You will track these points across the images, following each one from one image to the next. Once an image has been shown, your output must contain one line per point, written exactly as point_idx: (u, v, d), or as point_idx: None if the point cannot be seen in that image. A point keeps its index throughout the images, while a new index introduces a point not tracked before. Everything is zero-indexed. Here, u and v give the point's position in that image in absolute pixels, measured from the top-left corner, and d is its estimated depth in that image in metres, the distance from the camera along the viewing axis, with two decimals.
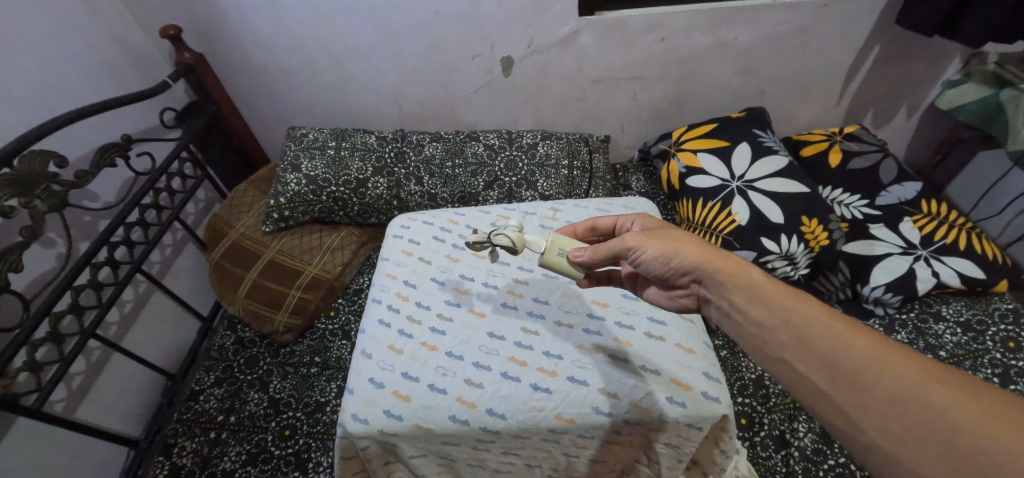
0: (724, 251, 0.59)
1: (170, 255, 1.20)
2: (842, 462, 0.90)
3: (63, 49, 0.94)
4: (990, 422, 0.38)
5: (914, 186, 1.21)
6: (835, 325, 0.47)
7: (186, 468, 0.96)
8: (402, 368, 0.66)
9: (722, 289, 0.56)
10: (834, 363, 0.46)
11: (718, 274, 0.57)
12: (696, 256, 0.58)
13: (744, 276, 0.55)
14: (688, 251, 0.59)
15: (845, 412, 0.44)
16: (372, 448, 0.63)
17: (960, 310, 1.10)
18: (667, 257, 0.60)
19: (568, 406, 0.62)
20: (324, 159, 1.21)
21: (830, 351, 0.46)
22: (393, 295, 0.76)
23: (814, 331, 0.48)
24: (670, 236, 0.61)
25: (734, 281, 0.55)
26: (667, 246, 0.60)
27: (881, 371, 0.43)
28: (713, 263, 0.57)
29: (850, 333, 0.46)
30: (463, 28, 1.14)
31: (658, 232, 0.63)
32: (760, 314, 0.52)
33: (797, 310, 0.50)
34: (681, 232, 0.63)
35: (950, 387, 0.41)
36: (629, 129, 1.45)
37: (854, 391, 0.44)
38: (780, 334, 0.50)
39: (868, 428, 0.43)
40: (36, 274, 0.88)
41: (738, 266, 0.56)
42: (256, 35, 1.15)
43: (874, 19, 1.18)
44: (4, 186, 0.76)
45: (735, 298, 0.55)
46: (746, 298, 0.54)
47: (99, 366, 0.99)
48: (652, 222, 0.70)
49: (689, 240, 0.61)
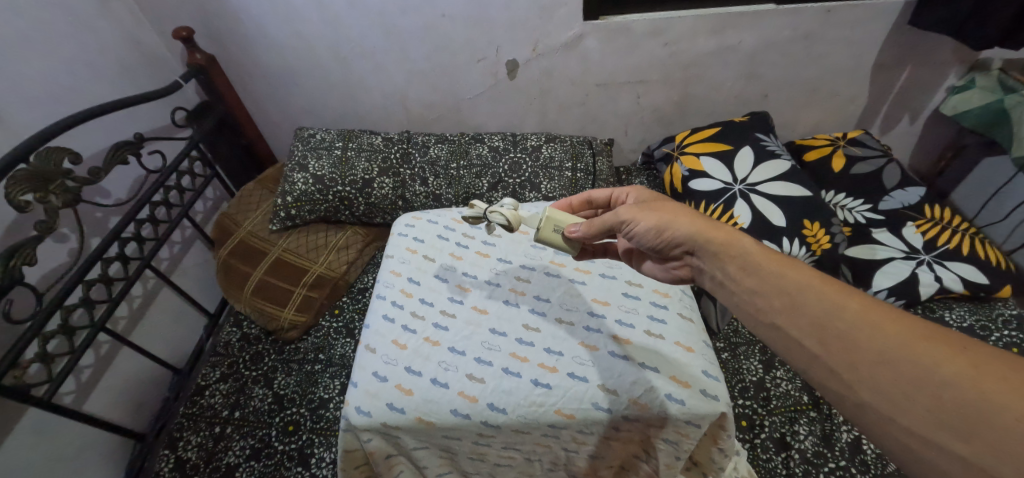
0: (717, 222, 0.60)
1: (179, 252, 1.22)
2: (843, 465, 0.90)
3: (79, 50, 0.97)
4: (977, 376, 0.38)
5: (917, 190, 1.22)
6: (826, 290, 0.48)
7: (191, 461, 0.97)
8: (405, 362, 0.67)
9: (716, 259, 0.58)
10: (826, 326, 0.46)
11: (710, 245, 0.59)
12: (688, 228, 0.60)
13: (737, 245, 0.57)
14: (679, 222, 0.61)
15: (837, 374, 0.45)
16: (375, 442, 0.65)
17: (963, 315, 1.09)
18: (660, 229, 0.62)
19: (568, 401, 0.63)
20: (331, 159, 1.23)
21: (821, 315, 0.47)
22: (397, 291, 0.77)
23: (805, 297, 0.49)
24: (663, 209, 0.64)
25: (727, 252, 0.57)
26: (659, 218, 0.62)
27: (869, 330, 0.44)
28: (705, 235, 0.59)
29: (839, 296, 0.47)
30: (469, 32, 1.16)
31: (651, 205, 0.65)
32: (754, 283, 0.54)
33: (789, 277, 0.51)
34: (675, 205, 0.65)
35: (938, 343, 0.41)
36: (632, 133, 1.46)
37: (844, 352, 0.44)
38: (774, 301, 0.51)
39: (859, 388, 0.43)
40: (49, 268, 0.90)
41: (729, 236, 0.58)
42: (266, 36, 1.17)
43: (878, 25, 1.19)
44: (21, 180, 0.78)
45: (727, 267, 0.57)
46: (739, 267, 0.55)
47: (108, 359, 1.00)
48: (647, 195, 0.72)
49: (681, 212, 0.63)
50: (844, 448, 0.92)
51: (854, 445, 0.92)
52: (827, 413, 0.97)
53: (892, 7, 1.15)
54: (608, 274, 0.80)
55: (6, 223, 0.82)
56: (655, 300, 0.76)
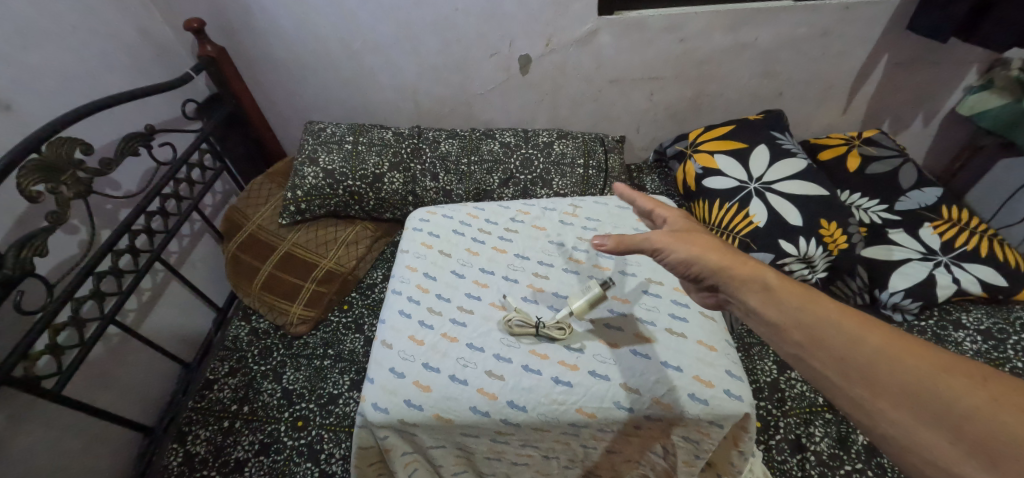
0: (742, 256, 0.60)
1: (188, 245, 1.21)
2: (859, 468, 0.89)
3: (91, 39, 0.96)
4: (998, 408, 0.39)
5: (935, 191, 1.20)
6: (846, 323, 0.49)
7: (201, 456, 0.96)
8: (423, 359, 0.66)
9: (737, 293, 0.57)
10: (846, 360, 0.47)
11: (732, 280, 0.58)
12: (716, 263, 0.59)
13: (760, 278, 0.56)
14: (708, 255, 0.60)
15: (860, 405, 0.46)
16: (391, 438, 0.64)
17: (980, 318, 1.08)
18: (688, 262, 0.61)
19: (589, 400, 0.62)
20: (341, 153, 1.22)
21: (841, 349, 0.48)
22: (413, 287, 0.76)
23: (825, 329, 0.49)
24: (695, 241, 0.62)
25: (749, 286, 0.56)
26: (690, 251, 0.61)
27: (890, 363, 0.45)
28: (731, 270, 0.58)
29: (860, 329, 0.48)
30: (482, 25, 1.14)
31: (686, 234, 0.63)
32: (773, 314, 0.53)
33: (809, 309, 0.51)
34: (709, 237, 0.63)
35: (960, 376, 0.42)
36: (644, 130, 1.45)
37: (867, 386, 0.45)
38: (793, 334, 0.51)
39: (884, 421, 0.44)
40: (59, 260, 0.89)
41: (753, 273, 0.57)
42: (278, 28, 1.16)
43: (897, 22, 1.17)
44: (30, 171, 0.77)
45: (749, 300, 0.56)
46: (760, 299, 0.55)
47: (117, 352, 1.00)
48: (683, 220, 0.68)
49: (711, 245, 0.62)
50: (860, 450, 0.91)
51: (870, 448, 0.91)
52: (843, 415, 0.96)
53: (913, 5, 1.14)
54: (627, 271, 0.79)
55: (16, 215, 0.81)
56: (676, 298, 0.74)
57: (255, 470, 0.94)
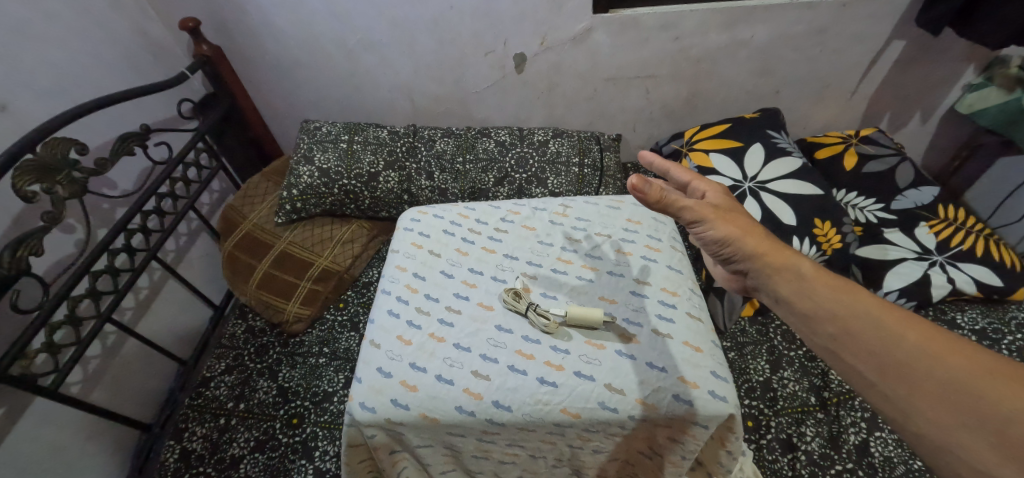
0: (778, 244, 0.63)
1: (185, 243, 1.22)
2: (849, 468, 0.89)
3: (87, 40, 0.97)
4: None
5: (932, 190, 1.19)
6: (883, 318, 0.51)
7: (196, 452, 0.98)
8: (410, 358, 0.67)
9: (769, 280, 0.61)
10: (881, 354, 0.49)
11: (766, 268, 0.62)
12: (751, 247, 0.63)
13: (794, 269, 0.60)
14: (746, 238, 0.63)
15: (893, 400, 0.47)
16: (379, 437, 0.65)
17: (975, 318, 1.08)
18: (725, 241, 0.64)
19: (574, 400, 0.63)
20: (337, 152, 1.23)
21: (876, 344, 0.50)
22: (402, 287, 0.77)
23: (858, 322, 0.52)
24: (733, 221, 0.65)
25: (781, 274, 0.60)
26: (730, 231, 0.64)
27: (930, 361, 0.47)
28: (765, 256, 0.62)
29: (898, 325, 0.50)
30: (476, 24, 1.14)
31: (726, 213, 0.66)
32: (805, 305, 0.56)
33: (842, 301, 0.54)
34: (747, 219, 0.66)
35: (1003, 380, 0.43)
36: (640, 128, 1.44)
37: (902, 381, 0.47)
38: (827, 327, 0.54)
39: (918, 419, 0.46)
40: (56, 259, 0.90)
41: (786, 262, 0.61)
42: (274, 27, 1.17)
43: (895, 19, 1.16)
44: (27, 171, 0.78)
45: (780, 289, 0.60)
46: (791, 289, 0.58)
47: (114, 350, 1.01)
48: (722, 196, 0.69)
49: (749, 228, 0.65)
50: (850, 450, 0.91)
51: (861, 448, 0.91)
52: (835, 415, 0.95)
53: (912, 2, 1.13)
54: (615, 271, 0.79)
55: (13, 214, 0.82)
56: (663, 299, 0.74)
57: (251, 466, 0.96)
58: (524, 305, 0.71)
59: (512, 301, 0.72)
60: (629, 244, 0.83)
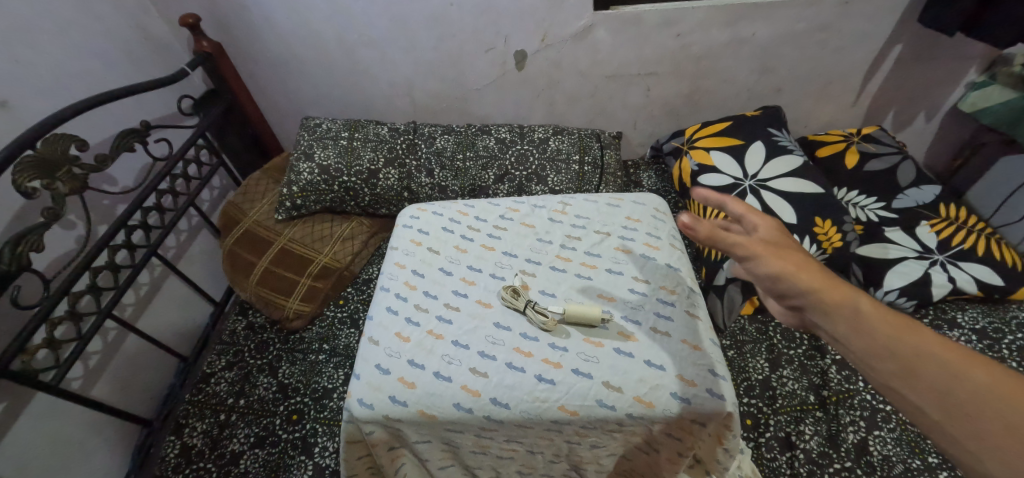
0: (835, 277, 0.56)
1: (185, 240, 1.23)
2: (848, 466, 0.89)
3: (87, 36, 0.97)
4: None
5: (933, 189, 1.19)
6: (950, 357, 0.45)
7: (197, 448, 0.98)
8: (408, 355, 0.67)
9: (824, 316, 0.53)
10: (955, 399, 0.44)
11: (821, 304, 0.54)
12: (807, 282, 0.55)
13: (852, 302, 0.52)
14: (801, 275, 0.55)
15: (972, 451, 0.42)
16: (377, 433, 0.65)
17: (975, 317, 1.07)
18: (778, 278, 0.57)
19: (572, 398, 0.63)
20: (337, 148, 1.23)
21: (943, 386, 0.45)
22: (401, 284, 0.77)
23: (926, 361, 0.46)
24: (787, 256, 0.57)
25: (837, 310, 0.52)
26: (782, 267, 0.56)
27: (1011, 408, 0.41)
28: (821, 293, 0.54)
29: (964, 362, 0.45)
30: (476, 21, 1.14)
31: (780, 248, 0.59)
32: (863, 342, 0.50)
33: (906, 339, 0.48)
34: (803, 254, 0.58)
35: None
36: (641, 126, 1.44)
37: (983, 431, 0.41)
38: (889, 364, 0.48)
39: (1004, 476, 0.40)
40: (57, 255, 0.90)
41: (846, 298, 0.53)
42: (274, 24, 1.16)
43: (897, 17, 1.15)
44: (28, 167, 0.78)
45: (837, 326, 0.52)
46: (849, 326, 0.51)
47: (114, 346, 1.01)
48: (779, 229, 0.62)
49: (805, 264, 0.57)
50: (849, 449, 0.91)
51: (860, 446, 0.91)
52: (834, 413, 0.95)
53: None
54: (614, 269, 0.79)
55: (14, 210, 0.82)
56: (662, 297, 0.74)
57: (250, 462, 0.96)
58: (523, 302, 0.71)
59: (512, 298, 0.72)
60: (628, 241, 0.83)
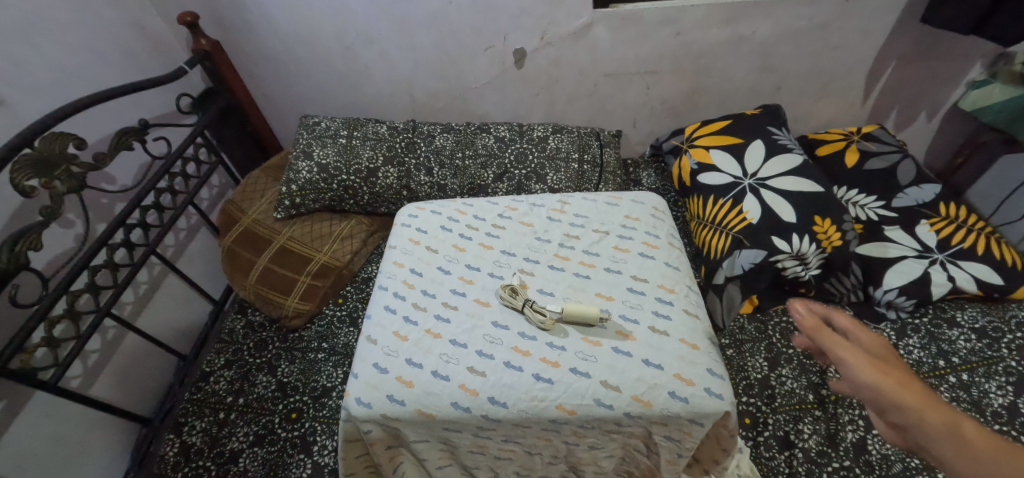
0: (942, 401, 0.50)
1: (184, 239, 1.23)
2: (847, 465, 0.89)
3: (85, 34, 0.97)
4: None
5: (934, 187, 1.18)
6: None
7: (196, 446, 0.98)
8: (406, 354, 0.67)
9: (932, 440, 0.48)
10: None
11: (926, 426, 0.49)
12: (911, 400, 0.50)
13: (963, 431, 0.47)
14: (905, 394, 0.51)
15: None
16: (375, 432, 0.65)
17: (975, 316, 1.07)
18: (876, 390, 0.53)
19: (570, 397, 0.63)
20: (336, 147, 1.23)
21: None
22: (399, 282, 0.77)
23: None
24: (890, 371, 0.53)
25: (946, 435, 0.47)
26: (880, 380, 0.52)
27: None
28: (925, 413, 0.49)
29: None
30: (476, 19, 1.14)
31: (882, 361, 0.55)
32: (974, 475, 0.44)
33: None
34: (909, 372, 0.54)
35: None
36: (641, 124, 1.43)
37: None
38: None
39: None
40: (55, 253, 0.90)
41: (950, 420, 0.48)
42: (273, 22, 1.16)
43: (898, 15, 1.15)
44: (25, 166, 0.78)
45: (946, 453, 0.47)
46: (960, 455, 0.46)
47: (114, 345, 1.01)
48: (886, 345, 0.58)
49: (909, 383, 0.52)
50: (848, 448, 0.91)
51: (859, 446, 0.91)
52: (833, 412, 0.95)
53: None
54: (613, 268, 0.79)
55: (12, 209, 0.82)
56: (660, 296, 0.74)
57: (249, 461, 0.96)
58: (522, 302, 0.72)
59: (511, 298, 0.72)
60: (627, 240, 0.83)
